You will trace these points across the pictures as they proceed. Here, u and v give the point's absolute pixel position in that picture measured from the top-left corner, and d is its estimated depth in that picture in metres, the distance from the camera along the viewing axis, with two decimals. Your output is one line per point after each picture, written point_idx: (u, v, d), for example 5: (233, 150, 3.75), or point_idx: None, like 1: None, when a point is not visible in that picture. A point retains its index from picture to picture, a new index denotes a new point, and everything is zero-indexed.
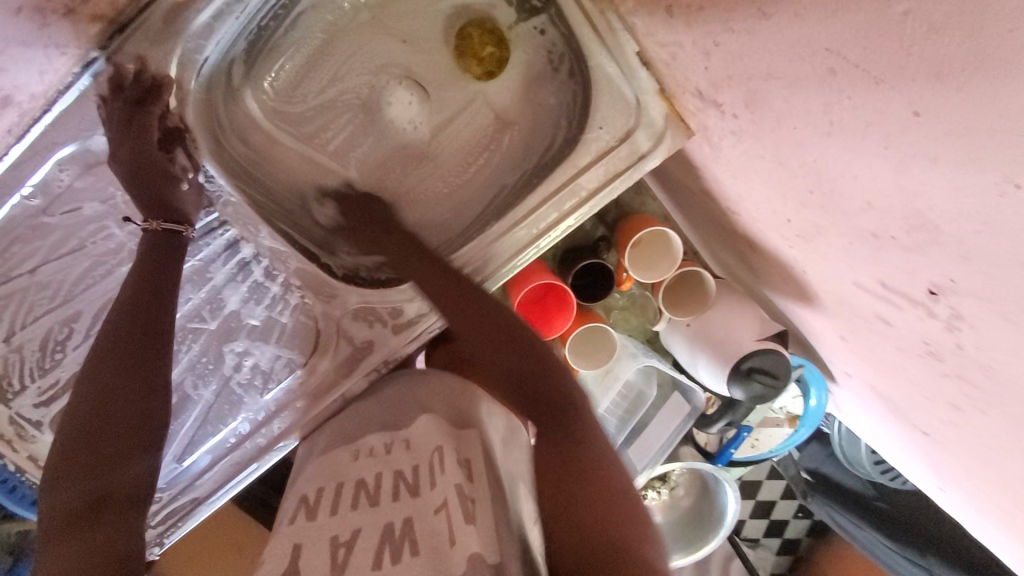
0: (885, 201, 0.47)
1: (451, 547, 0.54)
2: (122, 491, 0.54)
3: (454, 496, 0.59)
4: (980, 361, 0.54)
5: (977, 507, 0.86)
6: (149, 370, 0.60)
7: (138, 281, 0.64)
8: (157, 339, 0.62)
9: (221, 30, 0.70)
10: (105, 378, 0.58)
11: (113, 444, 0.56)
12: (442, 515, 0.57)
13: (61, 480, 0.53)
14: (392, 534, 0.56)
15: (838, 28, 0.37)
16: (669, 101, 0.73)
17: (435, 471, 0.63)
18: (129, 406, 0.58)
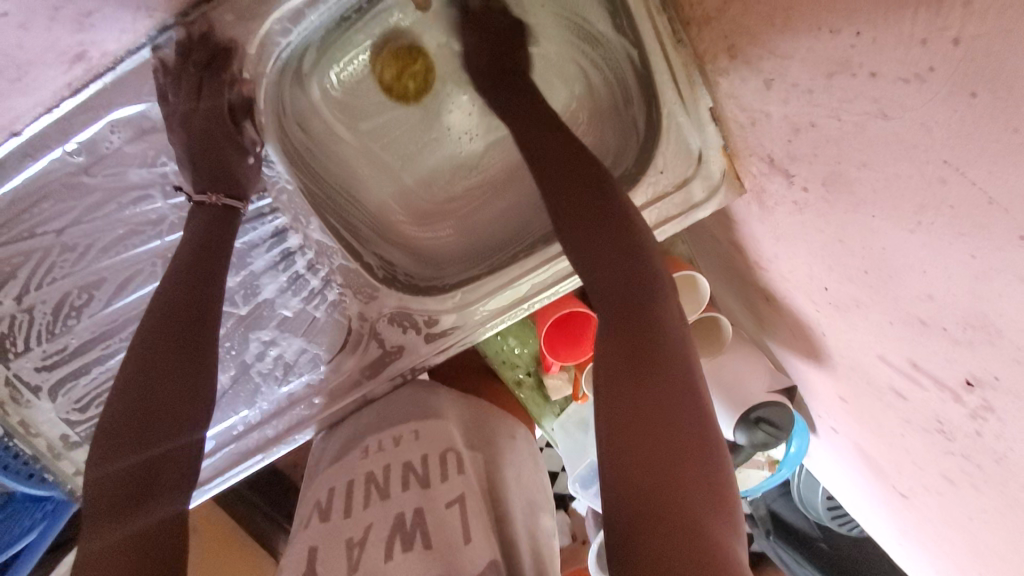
0: (949, 299, 0.51)
1: (466, 545, 0.57)
2: (171, 461, 0.57)
3: (471, 494, 0.62)
4: (996, 448, 0.59)
5: (935, 565, 0.93)
6: (194, 359, 0.61)
7: (190, 262, 0.63)
8: (205, 326, 0.62)
9: (310, 17, 0.67)
10: (153, 363, 0.59)
11: (162, 420, 0.58)
12: (454, 509, 0.60)
13: (109, 452, 0.56)
14: (404, 525, 0.59)
15: (963, 149, 0.40)
16: (729, 158, 0.76)
17: (447, 467, 0.65)
18: (175, 390, 0.59)
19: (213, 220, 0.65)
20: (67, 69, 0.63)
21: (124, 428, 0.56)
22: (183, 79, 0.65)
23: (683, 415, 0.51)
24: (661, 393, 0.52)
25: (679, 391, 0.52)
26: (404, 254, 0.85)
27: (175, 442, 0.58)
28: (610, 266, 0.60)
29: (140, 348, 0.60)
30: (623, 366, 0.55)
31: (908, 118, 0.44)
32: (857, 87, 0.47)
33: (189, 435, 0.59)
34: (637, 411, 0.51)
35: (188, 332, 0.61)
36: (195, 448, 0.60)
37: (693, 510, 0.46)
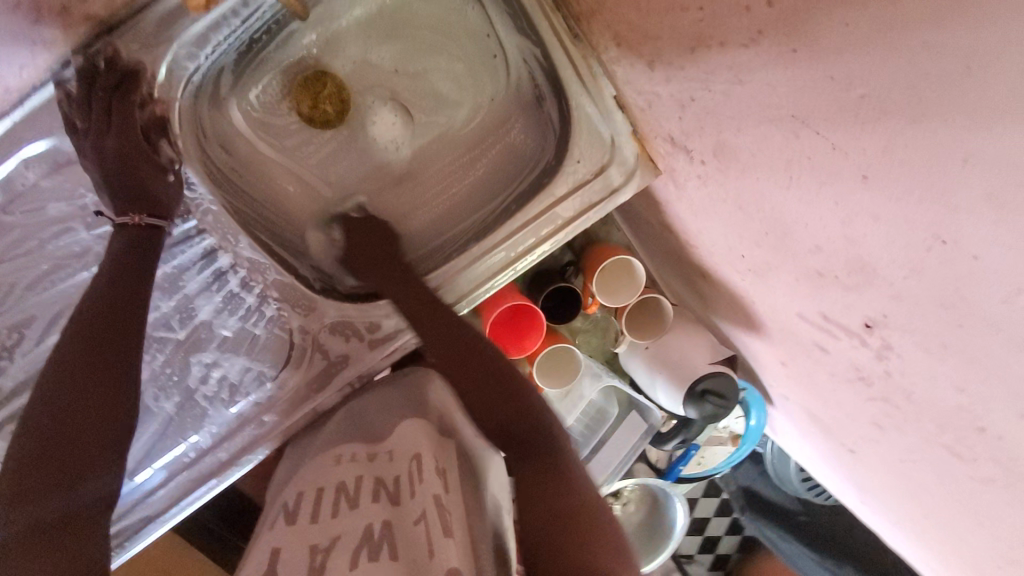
0: (831, 246, 0.55)
1: (430, 561, 0.47)
2: (86, 507, 0.56)
3: (433, 506, 0.53)
4: (903, 385, 0.62)
5: (892, 518, 0.96)
6: (112, 385, 0.62)
7: (107, 289, 0.65)
8: (123, 347, 0.64)
9: (215, 38, 0.71)
10: (67, 388, 0.60)
11: (78, 461, 0.57)
12: (422, 523, 0.51)
13: (18, 497, 0.54)
14: (369, 537, 0.51)
15: (802, 102, 0.45)
16: (640, 142, 0.80)
17: (415, 480, 0.57)
18: (91, 422, 0.59)
19: (133, 241, 0.67)
20: None
21: (36, 464, 0.56)
22: (91, 104, 0.67)
23: (581, 510, 0.56)
24: (561, 497, 0.58)
25: (573, 496, 0.58)
26: (341, 266, 0.87)
27: (89, 487, 0.57)
28: (488, 387, 0.71)
29: (53, 375, 0.60)
30: (532, 483, 0.61)
31: (757, 80, 0.48)
32: (713, 57, 0.52)
33: (102, 476, 0.59)
34: (545, 516, 0.56)
35: (106, 354, 0.63)
36: (110, 488, 0.60)
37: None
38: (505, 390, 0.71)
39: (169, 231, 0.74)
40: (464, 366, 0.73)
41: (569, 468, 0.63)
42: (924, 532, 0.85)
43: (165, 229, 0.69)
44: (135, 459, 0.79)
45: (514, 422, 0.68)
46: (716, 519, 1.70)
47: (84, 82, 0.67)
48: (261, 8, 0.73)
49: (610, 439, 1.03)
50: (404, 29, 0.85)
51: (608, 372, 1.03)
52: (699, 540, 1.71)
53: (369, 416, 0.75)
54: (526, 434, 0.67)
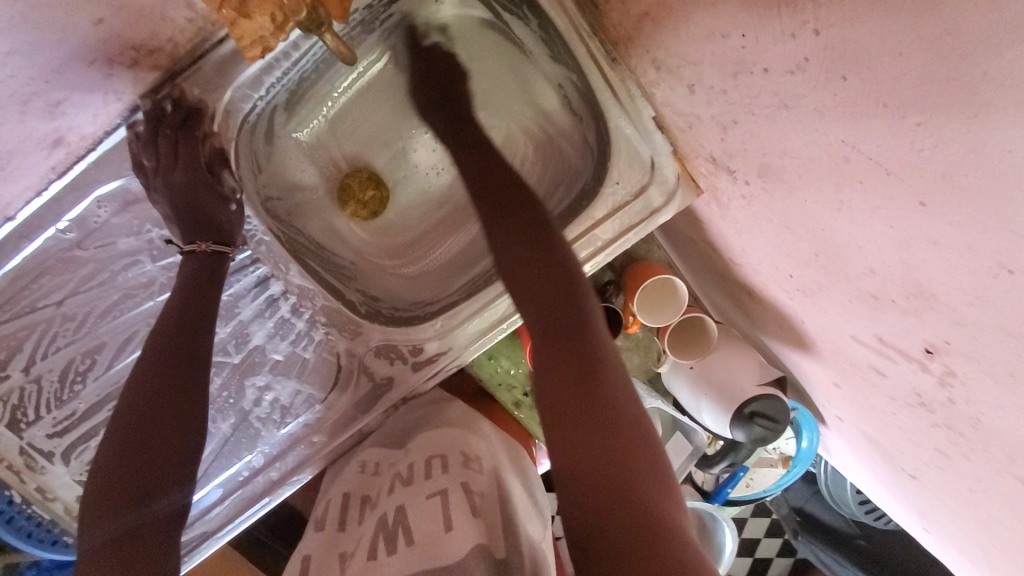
0: (886, 269, 0.52)
1: (447, 533, 0.59)
2: (154, 524, 0.61)
3: (453, 489, 0.66)
4: (969, 413, 0.59)
5: (959, 549, 0.91)
6: (184, 409, 0.65)
7: (182, 307, 0.68)
8: (196, 366, 0.67)
9: (268, 79, 0.75)
10: (149, 406, 0.64)
11: (151, 480, 0.62)
12: (436, 501, 0.64)
13: (99, 512, 0.59)
14: (386, 525, 0.64)
15: (855, 127, 0.44)
16: (680, 162, 0.79)
17: (435, 469, 0.71)
18: (163, 442, 0.63)
19: (206, 267, 0.71)
20: (48, 154, 0.68)
21: (116, 482, 0.60)
22: (158, 140, 0.70)
23: (620, 423, 0.53)
24: (594, 399, 0.54)
25: (616, 406, 0.54)
26: (383, 288, 0.90)
27: (160, 503, 0.62)
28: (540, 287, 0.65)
29: (135, 392, 0.64)
30: (580, 430, 0.52)
31: (804, 104, 0.47)
32: (757, 82, 0.51)
33: (171, 494, 0.63)
34: (594, 439, 0.51)
35: (181, 372, 0.66)
36: (178, 503, 0.64)
37: (635, 492, 0.47)
38: (558, 290, 0.64)
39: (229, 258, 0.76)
40: (522, 268, 0.67)
41: (612, 371, 0.57)
42: (993, 560, 0.80)
43: (229, 254, 0.73)
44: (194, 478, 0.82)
45: (557, 322, 0.62)
46: (767, 539, 1.63)
47: (149, 123, 0.71)
48: (312, 49, 0.76)
49: None
50: None
51: (652, 394, 1.01)
52: (750, 562, 1.65)
53: (408, 417, 0.84)
54: (576, 322, 0.62)
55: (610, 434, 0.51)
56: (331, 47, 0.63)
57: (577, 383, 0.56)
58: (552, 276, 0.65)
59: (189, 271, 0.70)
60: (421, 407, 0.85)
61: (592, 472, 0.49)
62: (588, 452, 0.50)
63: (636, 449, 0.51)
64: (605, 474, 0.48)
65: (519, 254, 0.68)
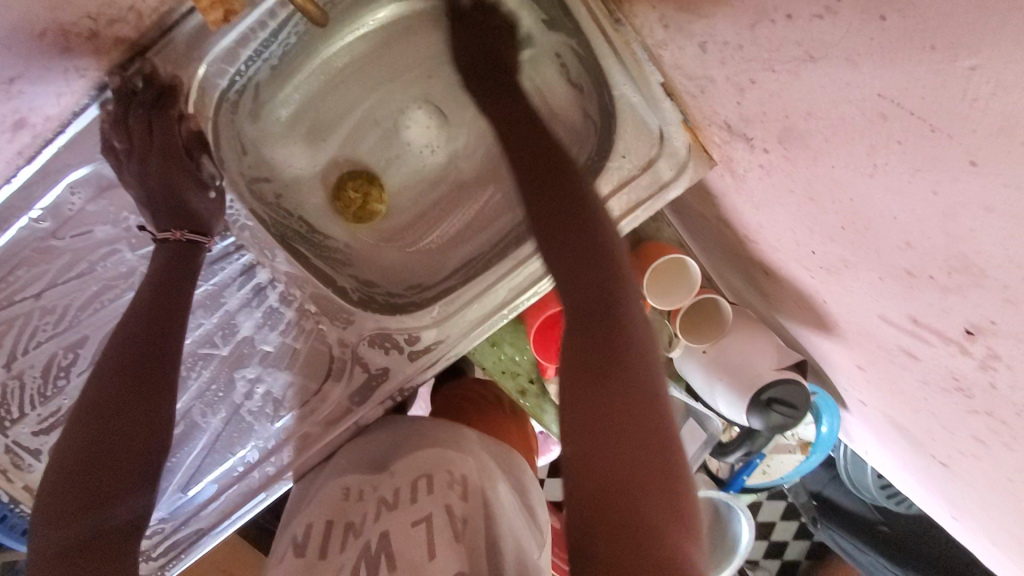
0: (927, 243, 0.47)
1: (429, 561, 0.54)
2: (113, 532, 0.57)
3: (439, 511, 0.58)
4: (1015, 400, 0.54)
5: (992, 540, 0.86)
6: (150, 404, 0.62)
7: (152, 300, 0.65)
8: (165, 362, 0.64)
9: (243, 53, 0.70)
10: (109, 406, 0.60)
11: (107, 484, 0.58)
12: (421, 528, 0.57)
13: (49, 519, 0.56)
14: (370, 551, 0.56)
15: (894, 77, 0.38)
16: (691, 131, 0.72)
17: (420, 489, 0.62)
18: (121, 447, 0.59)
19: (177, 255, 0.67)
20: (11, 138, 0.64)
21: (72, 486, 0.57)
22: (129, 119, 0.66)
23: (636, 446, 0.49)
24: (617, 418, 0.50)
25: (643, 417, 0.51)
26: (381, 272, 0.86)
27: (120, 509, 0.58)
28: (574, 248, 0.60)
29: (94, 392, 0.61)
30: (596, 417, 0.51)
31: (834, 54, 0.42)
32: (779, 32, 0.45)
33: (137, 496, 0.60)
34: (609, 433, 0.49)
35: (147, 372, 0.63)
36: (136, 512, 0.59)
37: (641, 518, 0.45)
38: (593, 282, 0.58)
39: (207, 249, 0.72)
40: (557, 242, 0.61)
41: (647, 378, 0.53)
42: None
43: (206, 245, 0.69)
44: (186, 474, 0.80)
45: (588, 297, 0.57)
46: (783, 522, 1.59)
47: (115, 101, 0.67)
48: (292, 19, 0.72)
49: None
50: (437, 31, 0.83)
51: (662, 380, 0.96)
52: (766, 546, 1.62)
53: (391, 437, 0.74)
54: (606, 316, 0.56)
55: (630, 457, 0.48)
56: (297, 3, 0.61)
57: (609, 396, 0.52)
58: (593, 270, 0.59)
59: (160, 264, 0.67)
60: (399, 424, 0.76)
61: (604, 481, 0.47)
62: (619, 472, 0.47)
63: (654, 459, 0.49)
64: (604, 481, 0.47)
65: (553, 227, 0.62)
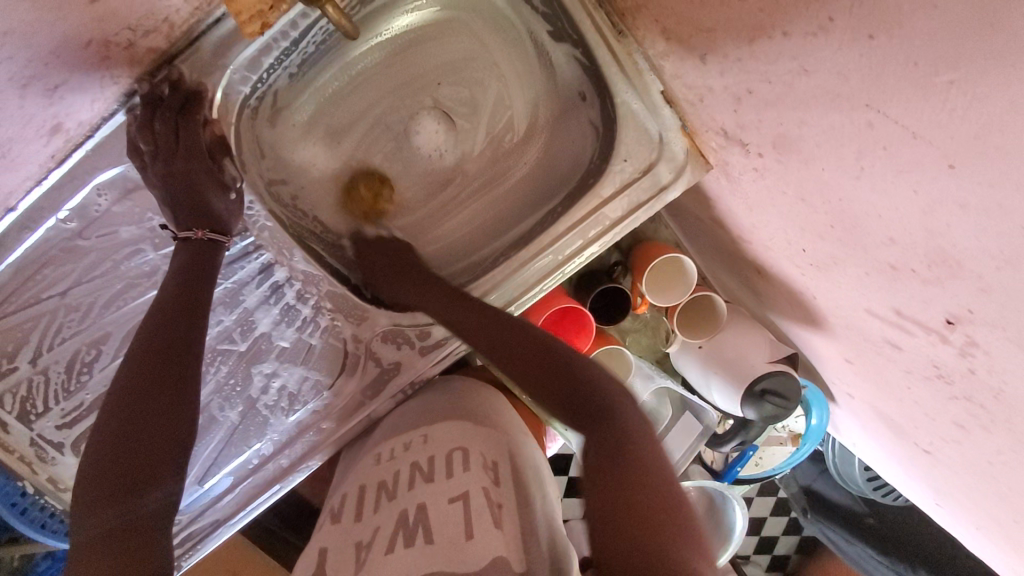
0: (908, 239, 0.51)
1: (468, 541, 0.54)
2: (149, 516, 0.58)
3: (476, 492, 0.60)
4: (991, 385, 0.58)
5: (974, 523, 0.91)
6: (176, 394, 0.64)
7: (176, 294, 0.67)
8: (189, 354, 0.66)
9: (265, 61, 0.74)
10: (138, 396, 0.62)
11: (142, 468, 0.60)
12: (458, 505, 0.59)
13: (88, 505, 0.57)
14: (406, 522, 0.58)
15: (879, 89, 0.42)
16: (689, 137, 0.77)
17: (457, 467, 0.64)
18: (153, 434, 0.62)
19: (199, 252, 0.70)
20: (47, 142, 0.67)
21: (107, 473, 0.58)
22: (157, 121, 0.69)
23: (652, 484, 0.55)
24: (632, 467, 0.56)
25: (640, 464, 0.57)
26: None
27: (150, 499, 0.59)
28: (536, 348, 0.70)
29: (121, 386, 0.63)
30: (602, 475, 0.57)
31: (825, 68, 0.46)
32: (775, 46, 0.50)
33: (166, 487, 0.61)
34: (615, 484, 0.55)
35: (172, 365, 0.65)
36: (170, 498, 0.61)
37: (668, 534, 0.50)
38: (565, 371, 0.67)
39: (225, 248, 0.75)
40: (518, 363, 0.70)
41: (637, 437, 0.61)
42: (1014, 535, 0.79)
43: (224, 243, 0.72)
44: (203, 467, 0.82)
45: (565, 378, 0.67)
46: (774, 516, 1.64)
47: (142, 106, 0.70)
48: (311, 29, 0.76)
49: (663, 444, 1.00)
50: (445, 39, 0.86)
51: (659, 374, 1.01)
52: (757, 539, 1.66)
53: (409, 414, 0.79)
54: (587, 395, 0.65)
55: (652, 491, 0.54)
56: (333, 19, 0.62)
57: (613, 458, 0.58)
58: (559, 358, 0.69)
59: (184, 261, 0.69)
60: (421, 402, 0.81)
61: (630, 519, 0.51)
62: (633, 507, 0.52)
63: (658, 493, 0.54)
64: (637, 513, 0.52)
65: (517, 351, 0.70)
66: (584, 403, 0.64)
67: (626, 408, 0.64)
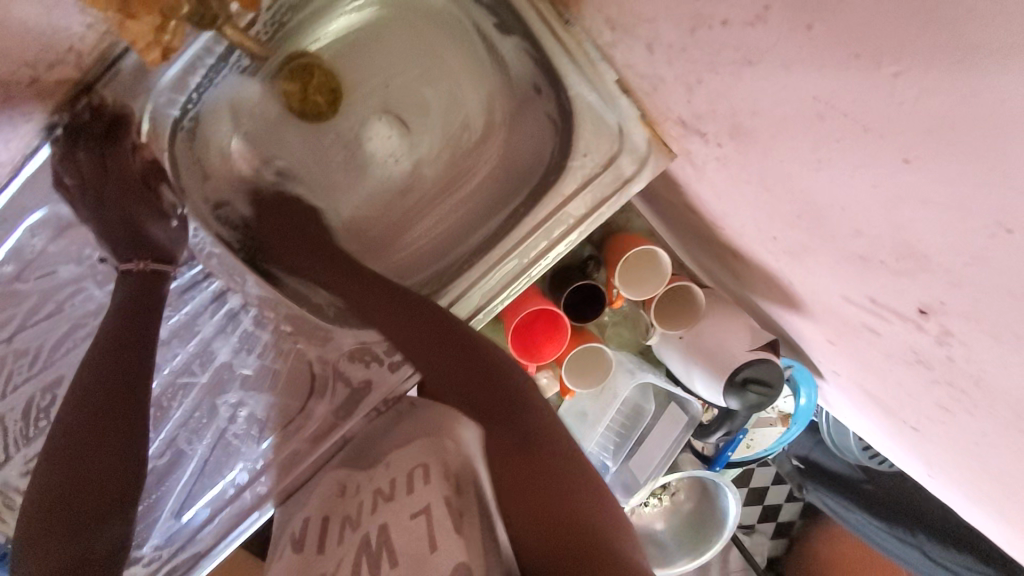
0: (873, 231, 0.48)
1: (432, 553, 0.47)
2: (98, 560, 0.57)
3: (439, 502, 0.53)
4: (970, 372, 0.56)
5: (967, 497, 0.89)
6: (122, 433, 0.61)
7: (119, 330, 0.65)
8: (133, 390, 0.63)
9: (192, 80, 0.73)
10: (86, 433, 0.60)
11: (89, 512, 0.58)
12: (421, 519, 0.52)
13: (34, 550, 0.56)
14: (367, 548, 0.53)
15: (826, 81, 0.39)
16: (650, 126, 0.73)
17: (417, 483, 0.57)
18: (101, 473, 0.59)
19: (143, 284, 0.67)
20: None
21: (56, 516, 0.57)
22: (82, 155, 0.68)
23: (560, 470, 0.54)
24: (559, 478, 0.53)
25: (549, 449, 0.56)
26: None
27: (100, 543, 0.58)
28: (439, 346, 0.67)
29: (69, 423, 0.60)
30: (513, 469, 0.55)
31: (769, 58, 0.43)
32: (717, 37, 0.46)
33: (115, 530, 0.59)
34: (526, 480, 0.53)
35: (120, 398, 0.62)
36: (118, 542, 0.59)
37: (584, 522, 0.48)
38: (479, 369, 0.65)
39: (173, 277, 0.76)
40: (432, 363, 0.67)
41: (543, 421, 0.60)
42: (1005, 509, 0.77)
43: (171, 272, 0.70)
44: (179, 500, 0.78)
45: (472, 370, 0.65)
46: (775, 487, 1.64)
47: (65, 138, 0.69)
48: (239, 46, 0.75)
49: (650, 436, 0.99)
50: (389, 41, 0.83)
51: (642, 367, 0.98)
52: (759, 511, 1.66)
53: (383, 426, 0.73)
54: (493, 386, 0.63)
55: (560, 478, 0.53)
56: (234, 37, 0.68)
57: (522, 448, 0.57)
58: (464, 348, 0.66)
59: (127, 292, 0.67)
60: (392, 419, 0.75)
61: (550, 516, 0.49)
62: (545, 500, 0.51)
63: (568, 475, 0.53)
64: (568, 524, 0.48)
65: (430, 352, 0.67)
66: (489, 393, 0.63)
67: (532, 394, 0.63)
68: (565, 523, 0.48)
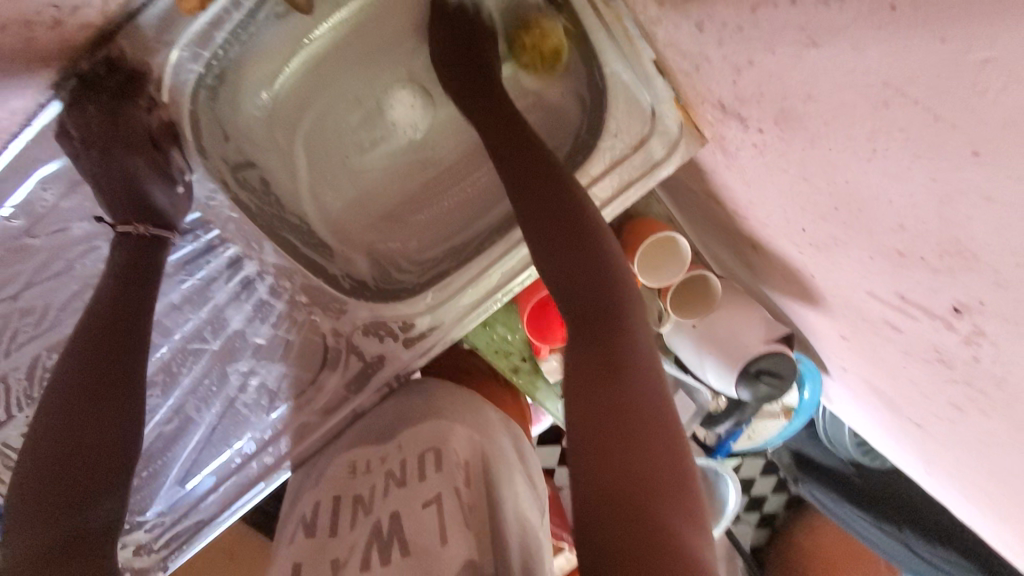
0: (919, 225, 0.47)
1: (443, 547, 0.53)
2: (93, 532, 0.57)
3: (449, 496, 0.58)
4: (995, 373, 0.55)
5: (963, 495, 0.90)
6: (116, 411, 0.61)
7: (112, 305, 0.64)
8: (121, 367, 0.62)
9: (217, 35, 0.68)
10: (66, 418, 0.59)
11: (82, 487, 0.58)
12: (431, 510, 0.57)
13: (20, 519, 0.56)
14: (381, 532, 0.57)
15: (897, 65, 0.38)
16: (684, 109, 0.71)
17: (428, 470, 0.62)
18: (92, 447, 0.59)
19: (136, 250, 0.66)
20: None
21: (40, 495, 0.56)
22: (90, 110, 0.65)
23: (657, 427, 0.50)
24: (636, 437, 0.49)
25: (647, 401, 0.51)
26: (362, 263, 0.83)
27: (93, 514, 0.58)
28: (556, 241, 0.61)
29: (58, 403, 0.60)
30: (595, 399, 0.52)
31: (833, 41, 0.42)
32: (781, 16, 0.45)
33: (108, 504, 0.59)
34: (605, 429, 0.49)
35: (112, 378, 0.62)
36: (112, 516, 0.60)
37: (659, 508, 0.44)
38: (605, 283, 0.58)
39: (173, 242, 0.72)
40: (570, 274, 0.59)
41: (650, 375, 0.53)
42: (1006, 510, 0.78)
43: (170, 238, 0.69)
44: (183, 467, 0.78)
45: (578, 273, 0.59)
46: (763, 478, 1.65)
47: (77, 89, 0.66)
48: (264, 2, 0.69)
49: None
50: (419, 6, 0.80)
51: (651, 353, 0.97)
52: (744, 499, 1.67)
53: (389, 415, 0.74)
54: (603, 309, 0.57)
55: (648, 449, 0.48)
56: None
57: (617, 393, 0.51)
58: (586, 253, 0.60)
59: (120, 263, 0.66)
60: (397, 403, 0.76)
61: (623, 479, 0.46)
62: (632, 462, 0.47)
63: (652, 440, 0.48)
64: (643, 498, 0.45)
65: (574, 261, 0.60)
66: (594, 313, 0.57)
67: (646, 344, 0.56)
68: (648, 496, 0.45)
